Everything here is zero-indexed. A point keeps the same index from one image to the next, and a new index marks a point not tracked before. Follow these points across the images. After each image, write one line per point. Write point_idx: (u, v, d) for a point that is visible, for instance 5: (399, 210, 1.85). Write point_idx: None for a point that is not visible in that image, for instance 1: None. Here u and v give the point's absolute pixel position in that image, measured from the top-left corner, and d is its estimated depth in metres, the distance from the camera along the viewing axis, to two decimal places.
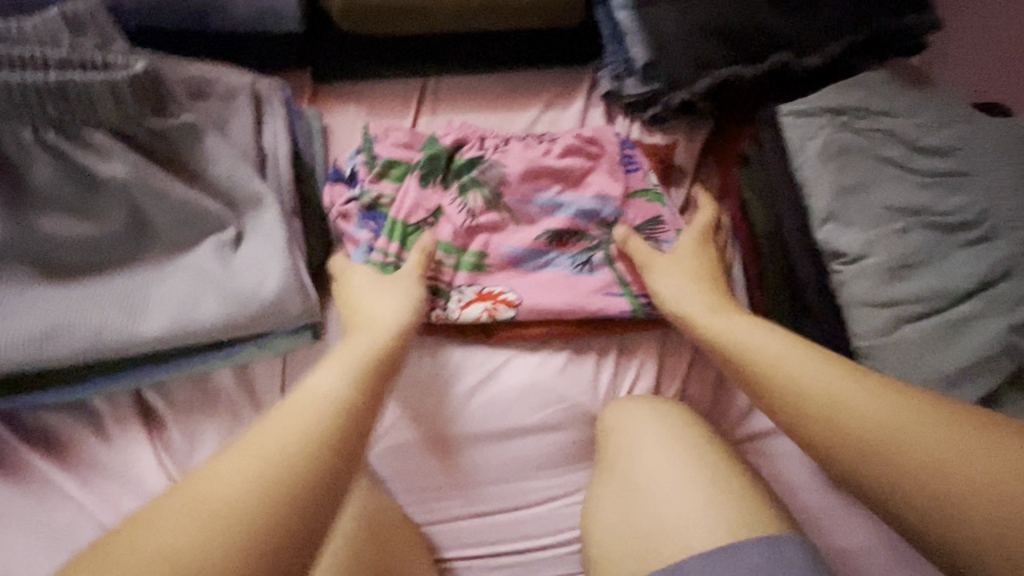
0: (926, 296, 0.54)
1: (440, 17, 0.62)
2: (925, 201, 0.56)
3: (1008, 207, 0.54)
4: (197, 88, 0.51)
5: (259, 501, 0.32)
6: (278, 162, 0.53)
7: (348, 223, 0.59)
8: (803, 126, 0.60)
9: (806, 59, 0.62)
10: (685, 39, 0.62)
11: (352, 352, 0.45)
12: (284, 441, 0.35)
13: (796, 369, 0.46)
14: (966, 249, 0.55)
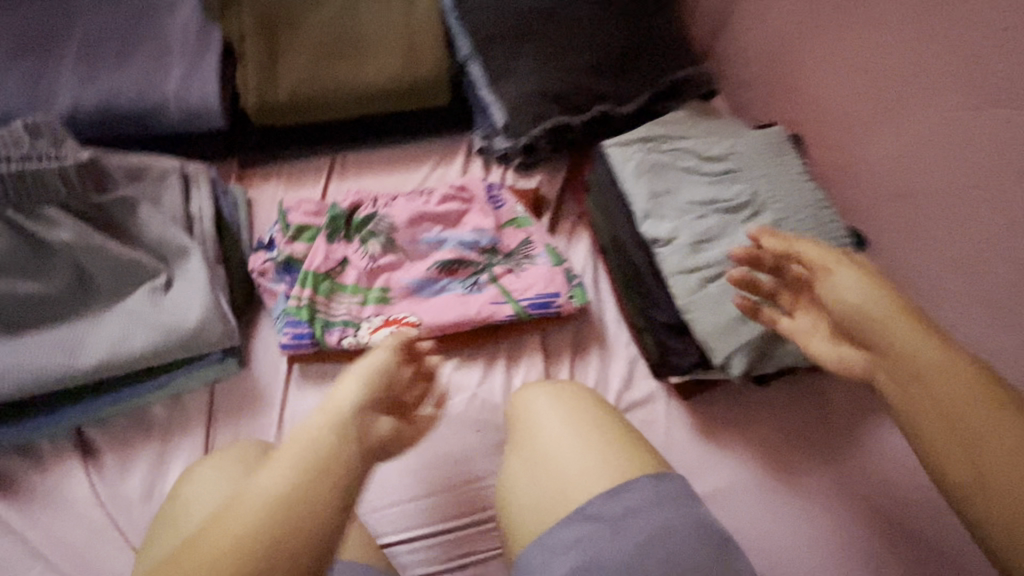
0: (721, 261, 0.65)
1: (332, 104, 0.79)
2: (713, 192, 0.70)
3: (768, 188, 0.68)
4: (134, 172, 0.65)
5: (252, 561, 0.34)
6: (201, 222, 0.67)
7: (266, 279, 0.69)
8: (621, 152, 0.75)
9: (622, 106, 0.81)
10: (526, 100, 0.79)
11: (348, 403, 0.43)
12: (256, 511, 0.36)
13: (921, 348, 0.40)
14: (747, 224, 0.67)
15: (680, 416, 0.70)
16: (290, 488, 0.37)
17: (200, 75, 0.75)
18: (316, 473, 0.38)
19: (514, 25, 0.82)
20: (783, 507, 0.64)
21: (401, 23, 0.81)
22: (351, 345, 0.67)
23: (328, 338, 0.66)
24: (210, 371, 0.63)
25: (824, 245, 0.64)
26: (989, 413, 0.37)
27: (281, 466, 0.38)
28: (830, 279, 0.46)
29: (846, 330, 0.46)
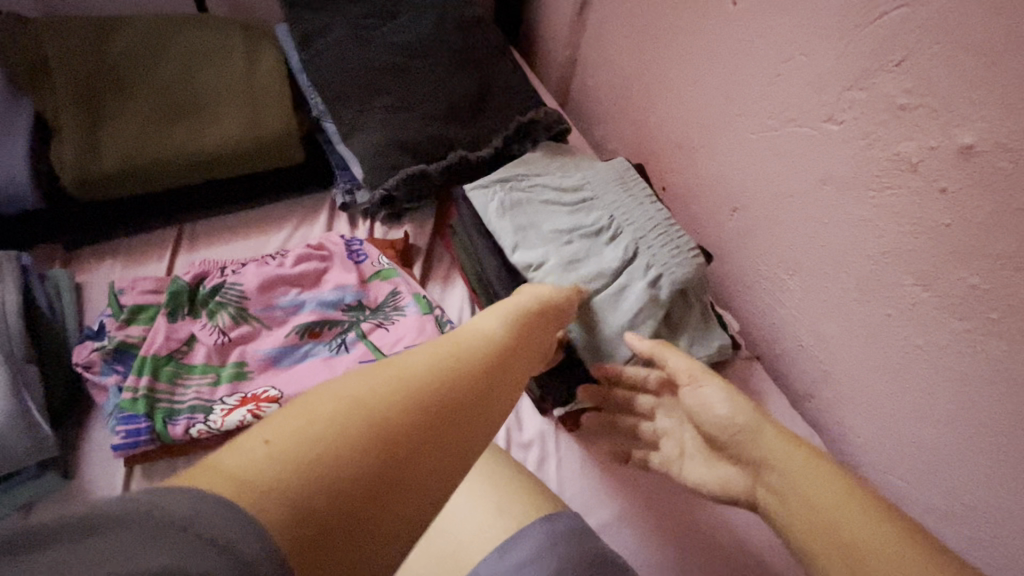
0: (590, 283, 0.66)
1: (171, 173, 0.74)
2: (575, 219, 0.72)
3: (624, 211, 0.71)
4: None
5: (448, 378, 0.37)
6: (7, 317, 0.59)
7: (92, 372, 0.61)
8: (482, 193, 0.75)
9: (478, 151, 0.83)
10: (382, 150, 0.78)
11: (513, 302, 0.50)
12: (459, 346, 0.40)
13: (810, 484, 0.43)
14: (610, 243, 0.69)
15: (568, 448, 0.70)
16: (501, 327, 0.45)
17: (3, 153, 0.68)
18: (517, 332, 0.46)
19: (362, 82, 0.83)
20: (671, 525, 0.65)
21: (244, 89, 0.80)
22: (200, 433, 0.60)
23: (171, 430, 0.59)
24: (26, 491, 0.55)
25: (680, 255, 0.67)
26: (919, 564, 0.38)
27: (487, 314, 0.47)
28: (701, 390, 0.52)
29: (714, 441, 0.51)
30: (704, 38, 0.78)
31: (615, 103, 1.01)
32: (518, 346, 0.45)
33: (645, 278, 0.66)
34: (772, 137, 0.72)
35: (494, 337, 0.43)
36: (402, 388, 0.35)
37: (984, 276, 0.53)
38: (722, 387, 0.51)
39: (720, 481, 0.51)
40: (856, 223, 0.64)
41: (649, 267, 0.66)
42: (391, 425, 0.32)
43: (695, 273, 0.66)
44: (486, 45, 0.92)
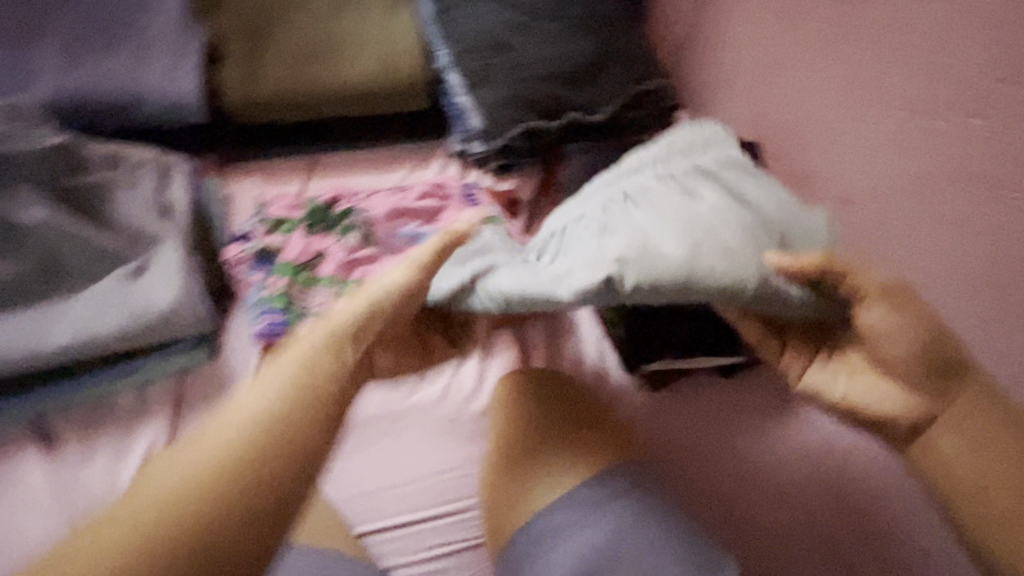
0: (713, 239, 0.55)
1: (311, 108, 0.81)
2: (608, 230, 0.61)
3: (625, 198, 0.65)
4: (109, 160, 0.65)
5: (202, 485, 0.41)
6: (176, 211, 0.66)
7: (243, 267, 0.70)
8: (496, 289, 0.63)
9: (591, 116, 0.86)
10: (503, 105, 0.83)
11: (300, 353, 0.51)
12: (221, 448, 0.44)
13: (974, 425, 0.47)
14: (647, 207, 0.63)
15: (648, 407, 0.73)
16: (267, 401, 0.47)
17: (181, 70, 0.76)
18: (280, 409, 0.46)
19: (489, 38, 0.86)
20: (733, 494, 0.67)
21: (381, 35, 0.85)
22: None
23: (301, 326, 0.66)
24: (179, 360, 0.63)
25: (700, 138, 0.73)
26: None
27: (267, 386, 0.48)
28: (875, 317, 0.48)
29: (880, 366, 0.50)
30: None
31: None
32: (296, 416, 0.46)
33: (709, 194, 0.63)
34: (840, 124, 0.67)
35: (245, 409, 0.46)
36: (168, 503, 0.41)
37: None
38: (894, 313, 0.47)
39: (878, 404, 0.50)
40: None
41: (698, 185, 0.66)
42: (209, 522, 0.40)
43: (722, 136, 0.74)
44: (609, 13, 0.93)
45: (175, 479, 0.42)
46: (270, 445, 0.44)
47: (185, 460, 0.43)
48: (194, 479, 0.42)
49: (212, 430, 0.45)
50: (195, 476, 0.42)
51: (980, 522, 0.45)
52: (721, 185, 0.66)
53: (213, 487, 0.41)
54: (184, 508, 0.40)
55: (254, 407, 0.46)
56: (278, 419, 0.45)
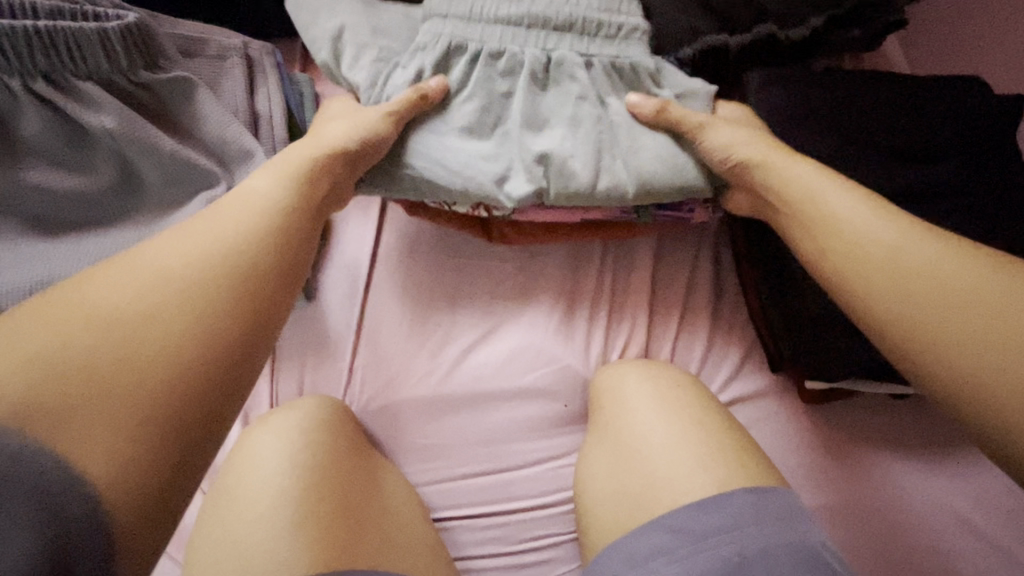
0: (612, 136, 0.55)
1: None
2: (551, 49, 0.57)
3: (567, 38, 0.58)
4: (188, 47, 0.53)
5: (196, 278, 0.35)
6: (271, 122, 0.55)
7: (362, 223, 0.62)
8: (467, 151, 0.54)
9: (791, 30, 0.63)
10: (676, 8, 0.61)
11: (296, 163, 0.47)
12: (227, 244, 0.37)
13: (856, 215, 0.45)
14: (553, 86, 0.57)
15: (790, 417, 0.62)
16: (274, 190, 0.43)
17: None
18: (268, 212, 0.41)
19: None
20: (873, 536, 0.57)
21: None
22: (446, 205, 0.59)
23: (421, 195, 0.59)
24: None
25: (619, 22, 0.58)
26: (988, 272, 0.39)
27: (272, 174, 0.45)
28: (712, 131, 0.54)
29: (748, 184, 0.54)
30: None
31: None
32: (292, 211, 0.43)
33: (604, 85, 0.57)
34: None
35: (259, 203, 0.42)
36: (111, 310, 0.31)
37: None
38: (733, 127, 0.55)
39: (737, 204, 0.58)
40: None
41: (564, 56, 0.57)
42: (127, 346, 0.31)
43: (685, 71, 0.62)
44: None
45: (177, 254, 0.35)
46: (270, 228, 0.40)
47: (179, 228, 0.38)
48: (204, 253, 0.36)
49: (205, 216, 0.39)
50: (202, 247, 0.36)
51: (929, 320, 0.39)
52: (585, 53, 0.57)
53: (210, 259, 0.36)
54: (189, 271, 0.35)
55: (252, 190, 0.43)
56: (282, 210, 0.42)
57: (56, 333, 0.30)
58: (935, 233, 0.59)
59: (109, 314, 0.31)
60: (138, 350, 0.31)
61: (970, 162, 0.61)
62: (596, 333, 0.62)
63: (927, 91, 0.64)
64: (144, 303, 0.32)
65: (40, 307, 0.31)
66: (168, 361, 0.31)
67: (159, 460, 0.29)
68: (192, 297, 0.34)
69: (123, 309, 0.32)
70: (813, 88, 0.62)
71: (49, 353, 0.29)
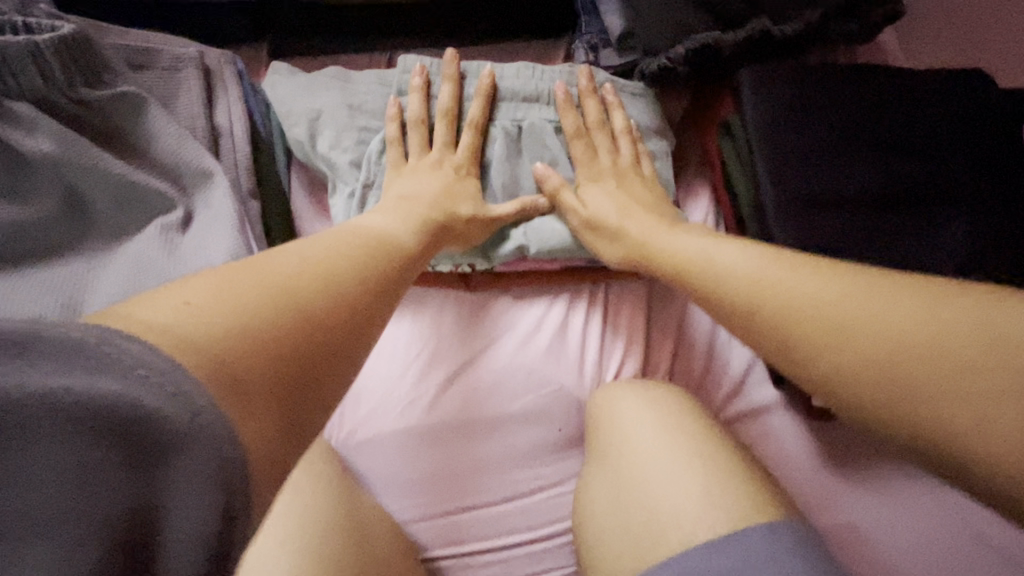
0: None
1: None
2: (521, 160, 0.56)
3: (539, 111, 0.56)
4: (137, 58, 0.49)
5: (345, 287, 0.34)
6: (233, 139, 0.51)
7: None
8: None
9: (783, 26, 0.60)
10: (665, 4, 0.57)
11: (415, 201, 0.49)
12: (368, 260, 0.38)
13: (775, 283, 0.42)
14: (526, 153, 0.57)
15: (797, 430, 0.59)
16: (406, 234, 0.45)
17: None
18: (401, 248, 0.43)
19: None
20: (883, 557, 0.55)
21: None
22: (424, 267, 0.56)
23: None
24: None
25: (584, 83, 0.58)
26: (917, 295, 0.38)
27: (397, 218, 0.46)
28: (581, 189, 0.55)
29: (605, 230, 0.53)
30: None
31: None
32: (418, 260, 0.44)
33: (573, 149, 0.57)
34: None
35: (393, 240, 0.43)
36: (278, 297, 0.30)
37: None
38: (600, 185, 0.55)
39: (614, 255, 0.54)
40: None
41: (535, 127, 0.56)
42: (289, 328, 0.29)
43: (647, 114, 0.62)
44: None
45: (332, 258, 0.36)
46: (400, 259, 0.42)
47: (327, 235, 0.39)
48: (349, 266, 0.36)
49: (346, 234, 0.40)
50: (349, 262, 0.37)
51: (885, 357, 0.36)
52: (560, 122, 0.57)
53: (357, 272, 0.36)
54: (342, 277, 0.35)
55: (383, 227, 0.44)
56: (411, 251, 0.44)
57: (242, 308, 0.28)
58: (941, 232, 0.56)
59: (272, 297, 0.30)
60: (309, 347, 0.30)
61: (974, 158, 0.59)
62: (592, 348, 0.59)
63: (930, 80, 0.61)
64: (300, 294, 0.31)
65: (220, 281, 0.30)
66: (324, 349, 0.31)
67: (271, 466, 0.26)
68: (345, 301, 0.34)
69: (292, 296, 0.31)
70: (813, 82, 0.59)
71: (246, 323, 0.28)
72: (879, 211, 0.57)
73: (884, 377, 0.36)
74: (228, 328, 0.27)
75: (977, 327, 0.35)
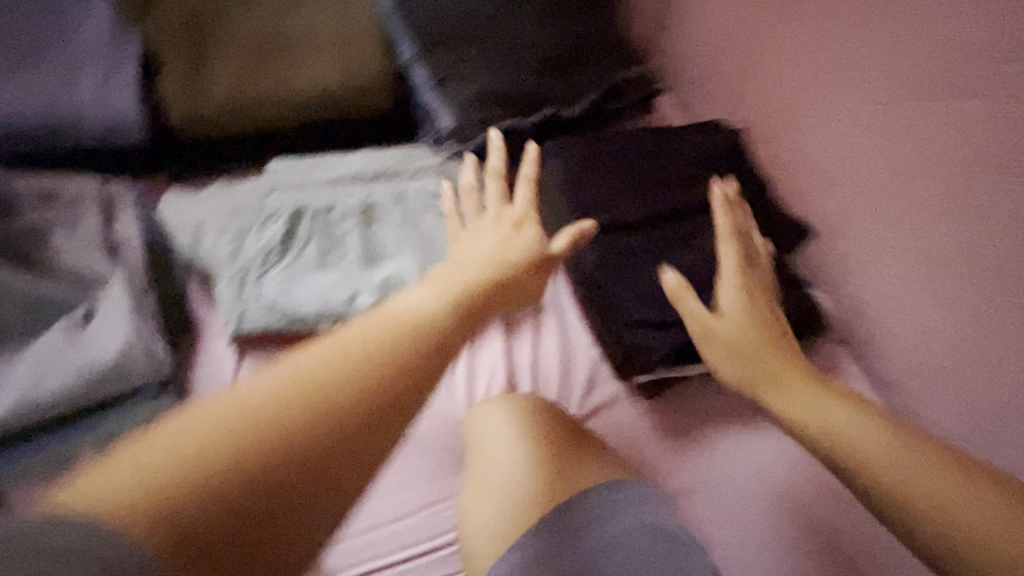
0: (431, 248, 0.68)
1: (271, 121, 0.74)
2: (373, 226, 0.69)
3: (382, 186, 0.71)
4: (48, 198, 0.62)
5: (305, 431, 0.27)
6: (129, 248, 0.62)
7: (216, 334, 0.67)
8: (315, 281, 0.65)
9: (569, 109, 0.80)
10: (473, 107, 0.76)
11: (460, 275, 0.44)
12: (340, 376, 0.29)
13: (801, 400, 0.50)
14: (377, 219, 0.70)
15: (640, 414, 0.72)
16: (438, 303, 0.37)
17: (117, 84, 0.69)
18: (374, 358, 0.30)
19: (456, 26, 0.78)
20: (714, 509, 0.67)
21: (340, 36, 0.77)
22: (302, 330, 0.64)
23: (268, 328, 0.64)
24: (132, 418, 0.55)
25: (415, 161, 0.73)
26: (935, 460, 0.42)
27: (426, 288, 0.39)
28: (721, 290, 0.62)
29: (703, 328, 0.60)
30: None
31: None
32: (422, 367, 0.32)
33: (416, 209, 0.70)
34: (881, 121, 0.63)
35: (425, 312, 0.35)
36: (243, 430, 0.26)
37: None
38: (736, 294, 0.61)
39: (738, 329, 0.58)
40: None
41: (380, 199, 0.70)
42: (250, 481, 0.25)
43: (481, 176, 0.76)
44: None
45: (292, 381, 0.28)
46: (383, 371, 0.30)
47: (363, 322, 0.32)
48: (367, 371, 0.29)
49: (342, 347, 0.30)
50: (361, 367, 0.29)
51: (943, 499, 0.40)
52: (399, 191, 0.71)
53: (376, 370, 0.30)
54: (332, 402, 0.28)
55: (407, 301, 0.36)
56: (400, 355, 0.31)
57: (227, 435, 0.26)
58: (707, 236, 0.72)
59: (243, 432, 0.26)
60: (275, 494, 0.25)
61: (726, 180, 0.76)
62: (460, 373, 0.71)
63: (684, 130, 0.81)
64: (276, 425, 0.27)
65: (208, 406, 0.27)
66: (294, 498, 0.26)
67: None
68: (290, 457, 0.26)
69: (266, 434, 0.26)
70: (597, 142, 0.78)
71: (208, 465, 0.25)
72: (665, 228, 0.73)
73: (888, 475, 0.42)
74: (197, 456, 0.25)
75: (943, 492, 0.40)
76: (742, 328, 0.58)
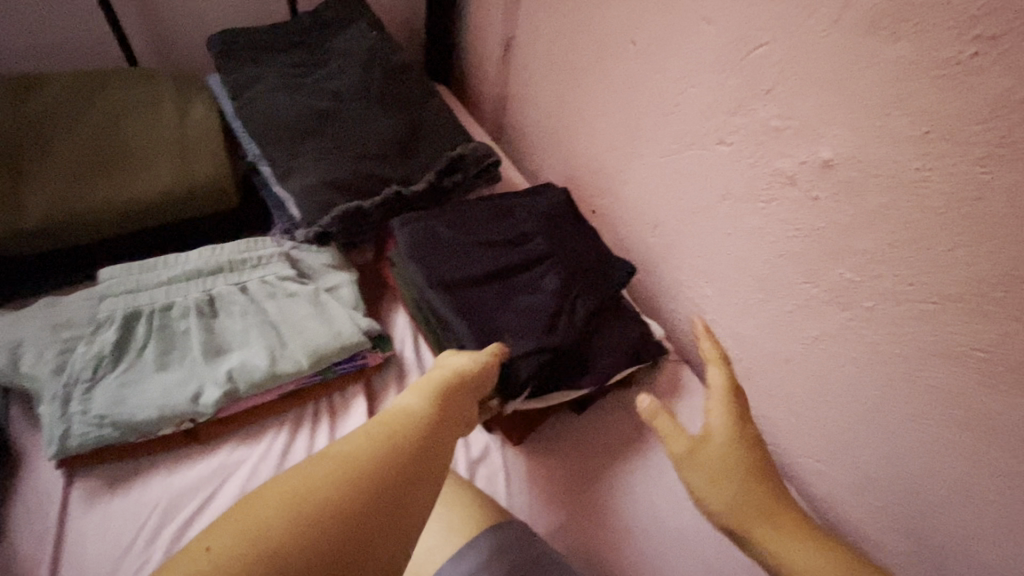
0: (278, 332, 0.69)
1: (107, 227, 0.74)
2: (218, 319, 0.70)
3: (223, 279, 0.72)
4: None
5: (359, 491, 0.41)
6: None
7: (40, 459, 0.62)
8: (154, 382, 0.64)
9: (412, 186, 0.87)
10: (314, 194, 0.79)
11: (432, 377, 0.55)
12: (373, 452, 0.43)
13: (768, 526, 0.49)
14: (221, 312, 0.70)
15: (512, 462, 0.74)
16: (421, 405, 0.50)
17: None
18: (392, 441, 0.45)
19: (293, 126, 0.85)
20: (596, 546, 0.68)
21: (177, 142, 0.80)
22: (140, 437, 0.61)
23: (99, 441, 0.60)
24: None
25: (260, 251, 0.76)
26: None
27: (411, 392, 0.52)
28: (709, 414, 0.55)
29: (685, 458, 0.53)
30: (612, 80, 0.83)
31: (536, 139, 1.07)
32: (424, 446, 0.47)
33: (262, 296, 0.72)
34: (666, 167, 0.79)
35: (412, 413, 0.49)
36: (317, 492, 0.39)
37: (857, 273, 0.58)
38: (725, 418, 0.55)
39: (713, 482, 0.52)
40: (752, 233, 0.69)
41: (223, 292, 0.71)
42: (323, 526, 0.38)
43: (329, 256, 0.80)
44: (414, 89, 0.96)
45: (341, 454, 0.43)
46: (399, 450, 0.45)
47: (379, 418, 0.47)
48: (396, 438, 0.45)
49: (367, 433, 0.45)
50: (393, 436, 0.45)
51: None
52: (242, 282, 0.73)
53: (404, 443, 0.45)
54: (375, 472, 0.42)
55: (403, 405, 0.50)
56: (411, 438, 0.46)
57: (326, 489, 0.40)
58: (547, 281, 0.79)
59: (322, 489, 0.40)
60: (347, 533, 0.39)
61: (560, 231, 0.85)
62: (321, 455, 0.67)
63: (518, 194, 0.91)
64: (338, 486, 0.40)
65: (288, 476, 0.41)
66: (356, 536, 0.39)
67: None
68: (354, 504, 0.40)
69: (333, 493, 0.40)
70: (439, 212, 0.84)
71: (299, 519, 0.38)
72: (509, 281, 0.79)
73: None
74: (300, 507, 0.38)
75: None
76: (728, 458, 0.52)
